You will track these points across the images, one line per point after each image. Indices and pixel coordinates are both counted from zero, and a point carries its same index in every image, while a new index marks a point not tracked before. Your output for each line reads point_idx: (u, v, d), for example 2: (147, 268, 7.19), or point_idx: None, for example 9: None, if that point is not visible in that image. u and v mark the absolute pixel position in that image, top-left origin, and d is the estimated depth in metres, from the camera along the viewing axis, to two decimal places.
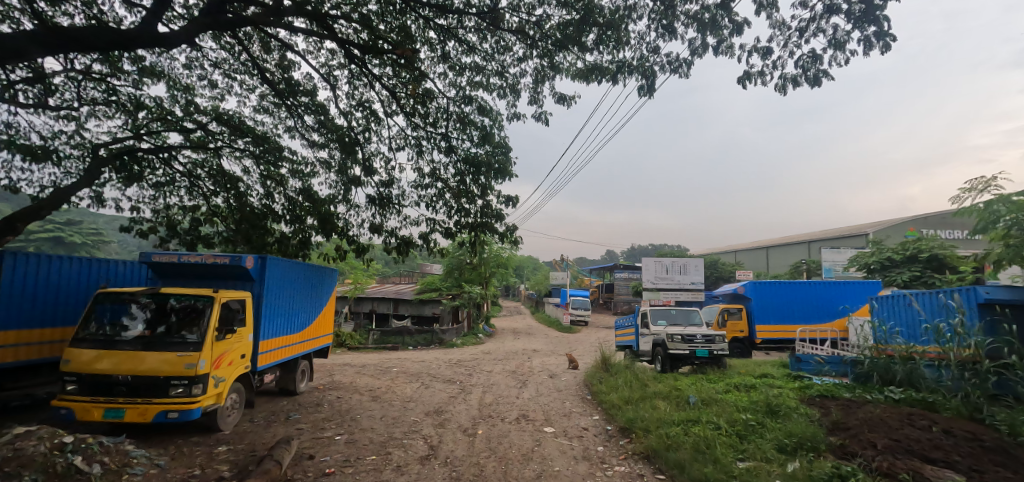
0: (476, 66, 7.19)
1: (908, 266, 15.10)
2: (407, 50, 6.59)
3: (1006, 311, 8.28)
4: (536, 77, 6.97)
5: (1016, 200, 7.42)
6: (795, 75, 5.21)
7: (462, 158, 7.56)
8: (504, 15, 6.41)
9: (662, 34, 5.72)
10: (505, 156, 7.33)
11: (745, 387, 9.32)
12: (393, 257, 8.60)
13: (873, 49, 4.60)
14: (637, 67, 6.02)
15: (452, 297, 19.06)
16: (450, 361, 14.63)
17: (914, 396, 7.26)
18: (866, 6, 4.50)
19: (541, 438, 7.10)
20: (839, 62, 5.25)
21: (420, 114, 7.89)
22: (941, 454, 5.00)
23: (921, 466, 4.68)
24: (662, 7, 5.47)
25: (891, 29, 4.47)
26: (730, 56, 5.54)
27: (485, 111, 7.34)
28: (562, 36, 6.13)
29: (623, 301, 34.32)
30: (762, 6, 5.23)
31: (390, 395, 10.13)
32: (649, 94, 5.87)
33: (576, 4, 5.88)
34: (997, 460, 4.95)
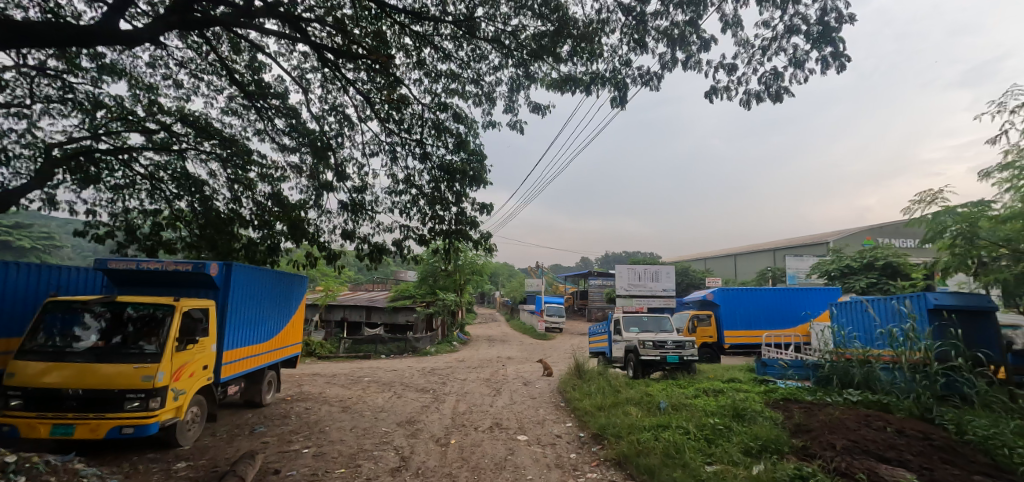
0: (452, 74, 7.22)
1: (864, 274, 15.92)
2: (381, 55, 6.57)
3: (953, 316, 8.87)
4: (512, 85, 7.06)
5: (961, 212, 8.02)
6: (758, 91, 5.46)
7: (438, 165, 7.53)
8: (480, 24, 6.48)
9: (634, 48, 5.91)
10: (481, 163, 7.34)
11: (713, 391, 9.57)
12: (366, 265, 8.44)
13: (830, 68, 4.88)
14: (609, 78, 6.20)
15: (426, 304, 18.82)
16: (423, 369, 14.43)
17: (871, 398, 7.64)
18: (823, 28, 4.78)
19: (514, 446, 7.09)
20: (799, 80, 5.52)
21: (395, 120, 7.84)
22: (895, 453, 5.27)
23: (876, 466, 4.92)
24: (634, 22, 5.65)
25: (845, 50, 4.76)
26: (699, 71, 5.76)
27: (461, 118, 7.35)
28: (538, 46, 6.23)
29: (597, 307, 34.78)
30: (729, 24, 5.47)
31: (361, 406, 9.90)
32: (621, 105, 6.05)
33: (551, 16, 5.99)
34: (945, 457, 5.26)
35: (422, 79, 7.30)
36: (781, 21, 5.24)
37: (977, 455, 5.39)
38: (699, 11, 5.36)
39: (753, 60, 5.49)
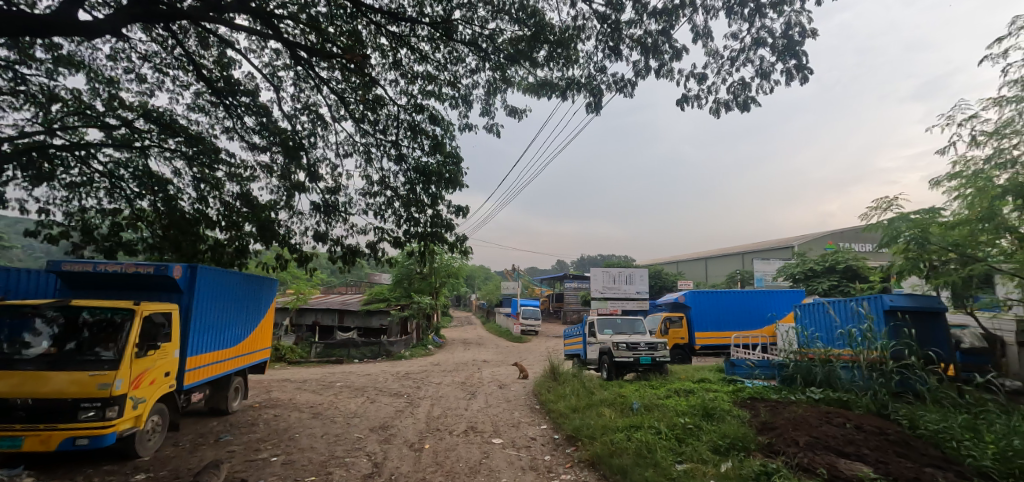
0: (429, 76, 7.18)
1: (827, 277, 16.67)
2: (356, 55, 6.48)
3: (907, 317, 9.39)
4: (489, 89, 7.08)
5: (914, 219, 8.41)
6: (727, 100, 5.67)
7: (413, 167, 7.46)
8: (458, 26, 6.48)
9: (609, 55, 6.03)
10: (457, 166, 7.32)
11: (684, 392, 9.81)
12: (339, 267, 8.27)
13: (794, 80, 5.12)
14: (585, 84, 6.31)
15: (401, 307, 18.58)
16: (398, 373, 14.23)
17: (832, 396, 7.99)
18: (788, 41, 5.01)
19: (489, 450, 7.08)
20: (765, 90, 5.76)
21: (369, 121, 7.74)
22: (853, 448, 5.53)
23: (836, 461, 5.16)
24: (609, 30, 5.77)
25: (808, 63, 5.01)
26: (671, 79, 5.93)
27: (437, 120, 7.31)
28: (515, 51, 6.27)
29: (572, 310, 35.09)
30: (699, 35, 5.66)
31: (333, 411, 9.67)
32: (596, 111, 6.17)
33: (529, 21, 6.04)
34: (899, 451, 5.55)
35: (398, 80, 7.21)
36: (748, 33, 5.46)
37: (929, 449, 5.72)
38: (672, 21, 5.52)
39: (721, 70, 5.69)
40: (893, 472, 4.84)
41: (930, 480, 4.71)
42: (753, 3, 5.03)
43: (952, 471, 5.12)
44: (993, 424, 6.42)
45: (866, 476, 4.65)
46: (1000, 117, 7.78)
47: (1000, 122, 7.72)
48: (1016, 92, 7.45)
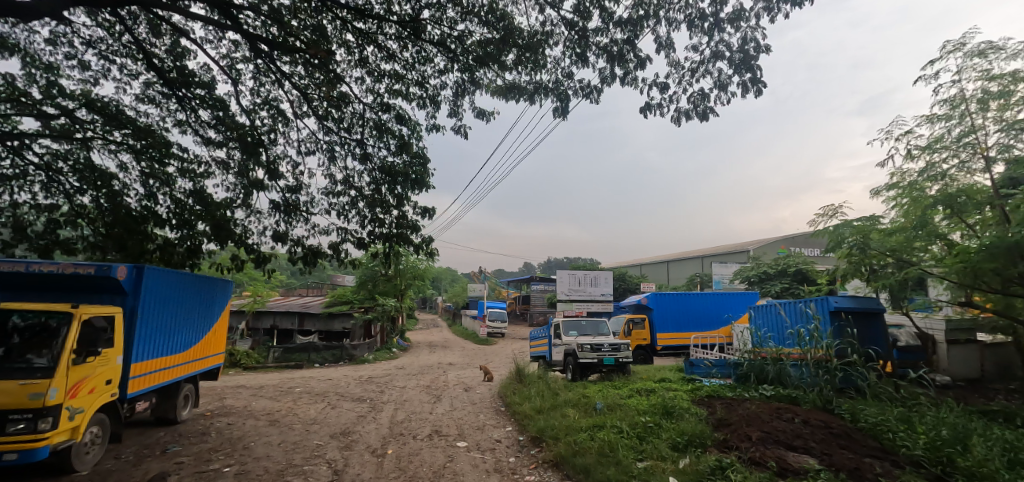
0: (396, 75, 7.06)
1: (779, 279, 17.61)
2: (321, 51, 6.30)
3: (849, 317, 10.05)
4: (457, 90, 7.05)
5: (857, 225, 9.00)
6: (687, 109, 5.90)
7: (379, 166, 7.32)
8: (426, 26, 6.41)
9: (576, 62, 6.15)
10: (424, 167, 7.24)
11: (646, 391, 10.10)
12: (299, 268, 7.98)
13: (749, 92, 5.40)
14: (552, 89, 6.40)
15: (365, 310, 18.16)
16: (360, 377, 13.88)
17: (782, 392, 8.44)
18: (744, 55, 5.28)
19: (453, 453, 7.04)
20: (723, 101, 6.02)
21: (334, 118, 7.50)
22: (801, 441, 5.86)
23: (785, 454, 5.45)
24: (577, 37, 5.89)
25: (762, 77, 5.30)
26: (635, 87, 6.10)
27: (403, 120, 7.21)
28: (483, 53, 6.26)
29: (538, 312, 35.38)
30: (662, 45, 5.86)
31: (291, 418, 9.33)
32: (563, 115, 6.27)
33: (497, 24, 6.05)
34: (841, 443, 5.93)
35: (363, 78, 6.99)
36: (707, 46, 5.71)
37: (868, 440, 6.14)
38: (636, 31, 5.69)
39: (682, 81, 5.92)
40: (836, 463, 5.17)
41: (868, 470, 5.06)
42: (713, 17, 5.26)
43: (888, 461, 5.52)
44: (923, 415, 6.97)
45: (812, 467, 4.94)
46: (931, 133, 8.48)
47: (931, 138, 8.41)
48: (945, 110, 8.14)
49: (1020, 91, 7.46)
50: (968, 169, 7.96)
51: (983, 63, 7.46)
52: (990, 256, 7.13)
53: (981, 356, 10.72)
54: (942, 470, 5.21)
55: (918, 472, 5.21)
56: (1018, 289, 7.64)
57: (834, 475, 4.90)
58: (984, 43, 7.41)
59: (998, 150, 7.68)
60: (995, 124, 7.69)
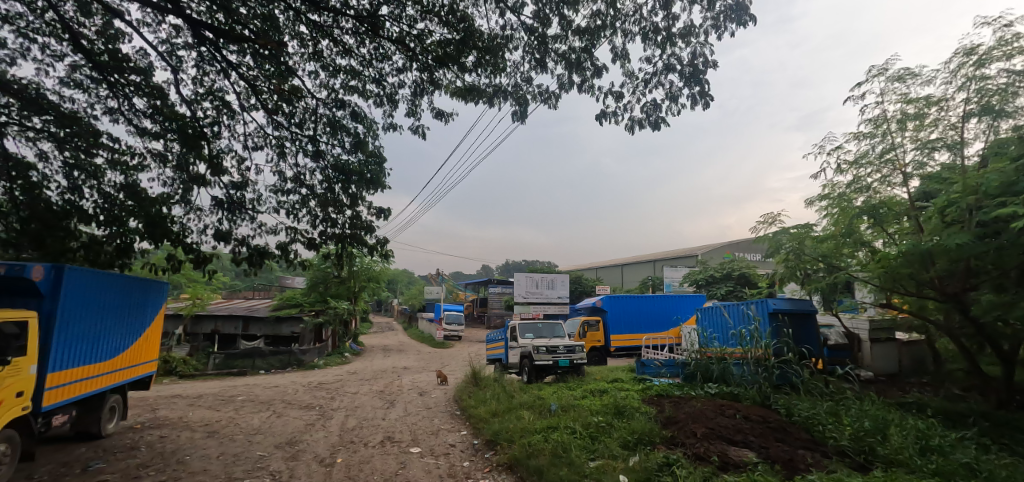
0: (352, 71, 6.70)
1: (725, 282, 18.63)
2: (272, 42, 5.96)
3: (786, 318, 10.76)
4: (416, 89, 6.84)
5: (793, 232, 9.64)
6: (641, 118, 6.12)
7: (332, 164, 7.00)
8: (385, 22, 6.23)
9: (535, 67, 6.19)
10: (380, 166, 7.02)
11: (599, 391, 10.34)
12: (244, 270, 7.46)
13: (697, 105, 5.68)
14: (511, 93, 6.43)
15: (316, 313, 17.42)
16: (309, 384, 13.30)
17: (725, 390, 8.89)
18: (693, 69, 5.54)
19: (406, 459, 6.90)
20: (673, 112, 6.30)
21: (284, 113, 7.02)
22: (742, 436, 6.20)
23: (727, 449, 5.75)
24: (536, 42, 5.90)
25: (710, 91, 5.58)
26: (592, 94, 6.24)
27: (359, 117, 6.80)
28: (442, 53, 6.16)
29: (495, 315, 35.41)
30: (618, 56, 6.04)
31: (232, 428, 8.78)
32: (521, 119, 6.34)
33: (457, 24, 5.95)
34: (778, 436, 6.34)
35: (316, 71, 6.51)
36: (660, 58, 5.94)
37: (801, 433, 6.59)
38: (593, 40, 5.84)
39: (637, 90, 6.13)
40: (772, 456, 5.50)
41: (800, 460, 5.44)
42: (665, 31, 5.48)
43: (818, 452, 5.95)
44: (849, 408, 7.57)
45: (750, 461, 5.25)
46: (858, 149, 9.25)
47: (857, 153, 9.19)
48: (870, 129, 8.93)
49: (931, 114, 8.30)
50: (888, 183, 8.78)
51: (902, 87, 8.29)
52: (906, 261, 7.89)
53: (899, 353, 11.80)
54: (864, 458, 5.69)
55: (844, 461, 5.66)
56: (929, 292, 8.49)
57: (770, 467, 5.23)
58: (902, 69, 8.24)
59: (914, 167, 8.52)
60: (912, 143, 8.52)
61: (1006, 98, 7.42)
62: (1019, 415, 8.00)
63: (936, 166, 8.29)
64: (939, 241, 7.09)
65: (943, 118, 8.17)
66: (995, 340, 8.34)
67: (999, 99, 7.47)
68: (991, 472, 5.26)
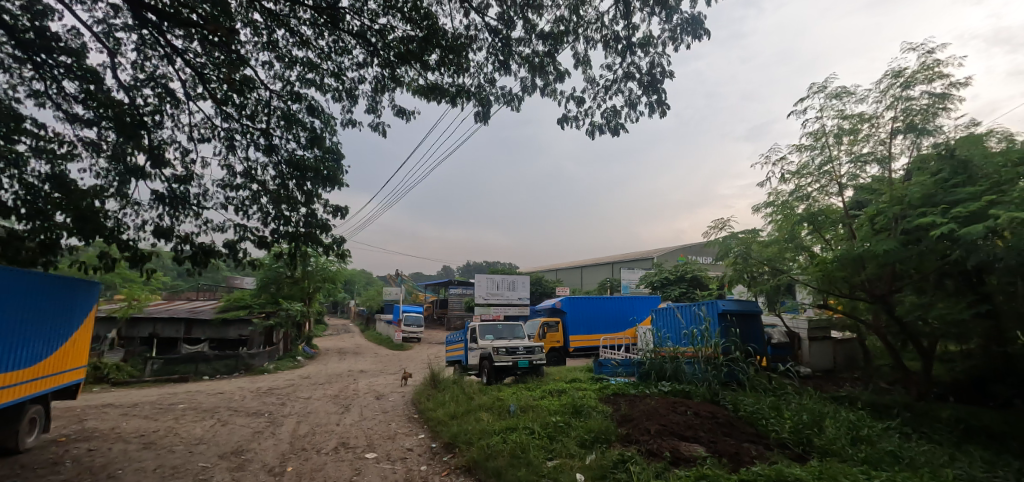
0: (309, 63, 6.27)
1: (678, 284, 19.40)
2: (223, 28, 5.59)
3: (734, 318, 11.32)
4: (376, 86, 6.63)
5: (741, 237, 10.17)
6: (601, 123, 6.25)
7: (286, 160, 6.67)
8: (346, 15, 6.02)
9: (499, 68, 6.14)
10: (337, 163, 6.73)
11: (557, 391, 10.49)
12: (187, 270, 6.93)
13: (655, 112, 5.88)
14: (474, 93, 6.39)
15: (266, 315, 16.63)
16: (258, 390, 12.66)
17: (677, 388, 9.24)
18: (652, 78, 5.75)
19: (361, 465, 6.71)
20: (632, 119, 6.49)
21: (235, 104, 6.62)
22: (692, 431, 6.47)
23: (678, 444, 5.98)
24: (501, 44, 5.85)
25: (666, 100, 5.80)
26: (554, 98, 6.31)
27: (316, 112, 6.43)
28: (404, 50, 6.01)
29: (456, 316, 35.12)
30: (580, 62, 6.12)
31: (171, 439, 8.20)
32: (484, 121, 6.32)
33: (420, 22, 5.82)
34: (726, 431, 6.67)
35: (271, 61, 6.14)
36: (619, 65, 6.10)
37: (746, 427, 6.96)
38: (556, 45, 5.91)
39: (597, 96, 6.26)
40: (720, 450, 5.78)
41: (745, 453, 5.74)
42: (625, 41, 5.63)
43: (762, 444, 6.32)
44: (789, 403, 8.07)
45: (700, 455, 5.48)
46: (799, 160, 9.89)
47: (799, 164, 9.81)
48: (811, 142, 9.56)
49: (864, 129, 9.01)
50: (826, 192, 9.45)
51: (839, 103, 8.96)
52: (841, 265, 8.51)
53: (834, 351, 12.71)
54: (802, 449, 6.08)
55: (784, 452, 6.03)
56: (860, 294, 9.18)
57: (717, 460, 5.48)
58: (839, 87, 8.91)
59: (848, 178, 9.21)
60: (847, 156, 9.20)
61: (928, 118, 8.18)
62: (936, 406, 8.81)
63: (867, 178, 9.01)
64: (869, 247, 7.69)
65: (874, 133, 8.89)
66: (917, 338, 9.11)
67: (922, 118, 8.22)
68: (911, 458, 5.77)
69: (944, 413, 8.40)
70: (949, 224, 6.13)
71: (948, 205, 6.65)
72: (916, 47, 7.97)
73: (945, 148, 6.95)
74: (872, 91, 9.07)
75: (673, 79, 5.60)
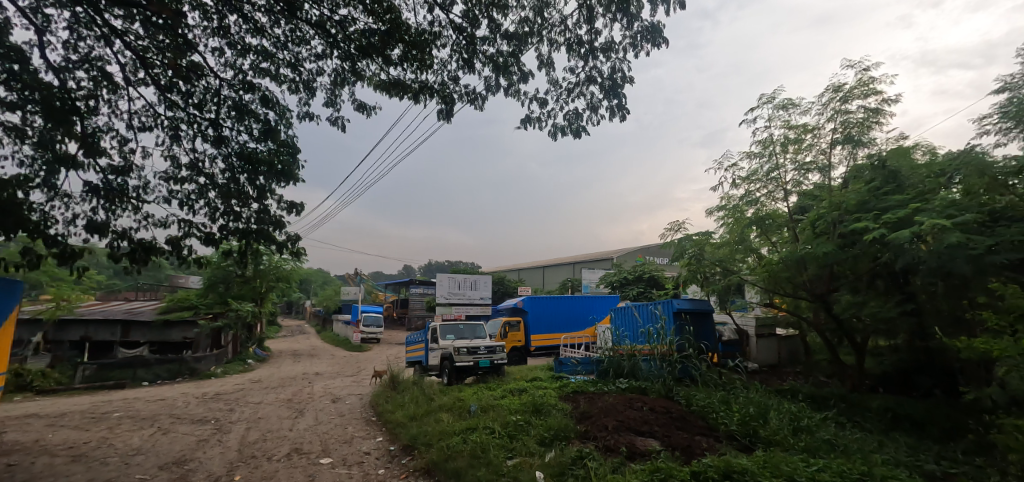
0: (263, 52, 5.95)
1: (637, 284, 20.02)
2: (168, 9, 5.22)
3: (688, 317, 11.80)
4: (335, 79, 6.41)
5: (695, 238, 10.51)
6: (564, 126, 6.33)
7: (237, 153, 6.33)
8: (304, 3, 5.78)
9: (462, 67, 6.07)
10: (292, 158, 6.43)
11: (518, 391, 10.55)
12: (124, 268, 6.40)
13: (615, 116, 6.04)
14: (437, 90, 6.29)
15: (213, 316, 15.89)
16: (203, 395, 11.96)
17: (634, 384, 9.52)
18: (613, 83, 5.89)
19: (315, 471, 6.49)
20: (592, 122, 6.62)
21: (180, 91, 6.20)
22: (647, 426, 6.68)
23: (634, 439, 6.17)
24: (465, 42, 5.79)
25: (626, 105, 5.97)
26: (517, 99, 6.32)
27: (270, 103, 6.13)
28: (366, 43, 5.83)
29: (417, 316, 34.61)
30: (543, 63, 6.16)
31: (103, 450, 7.59)
32: (447, 119, 6.25)
33: (383, 15, 5.67)
34: (679, 425, 6.94)
35: (222, 47, 5.79)
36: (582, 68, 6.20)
37: (698, 420, 7.26)
38: (521, 46, 5.92)
39: (560, 98, 6.33)
40: (673, 443, 6.02)
41: (696, 446, 6.00)
42: (588, 45, 5.74)
43: (712, 437, 6.63)
44: (737, 397, 8.50)
45: (654, 449, 5.69)
46: (749, 167, 10.44)
47: (749, 170, 10.35)
48: (760, 149, 10.10)
49: (808, 139, 9.62)
50: (773, 197, 10.02)
51: (786, 114, 9.54)
52: (785, 265, 9.05)
53: (778, 346, 13.54)
54: (749, 440, 6.43)
55: (732, 444, 6.37)
56: (802, 293, 9.80)
57: (670, 453, 5.70)
58: (786, 98, 9.49)
59: (793, 184, 9.82)
60: (792, 164, 9.79)
61: (863, 130, 8.84)
62: (867, 396, 9.53)
63: (809, 185, 9.64)
64: (811, 249, 8.24)
65: (816, 143, 9.53)
66: (851, 334, 9.82)
67: (858, 130, 8.87)
68: (845, 445, 6.22)
69: (874, 402, 9.10)
70: (880, 229, 6.67)
71: (879, 211, 7.22)
72: (855, 64, 8.61)
73: (877, 159, 7.53)
74: (815, 104, 9.71)
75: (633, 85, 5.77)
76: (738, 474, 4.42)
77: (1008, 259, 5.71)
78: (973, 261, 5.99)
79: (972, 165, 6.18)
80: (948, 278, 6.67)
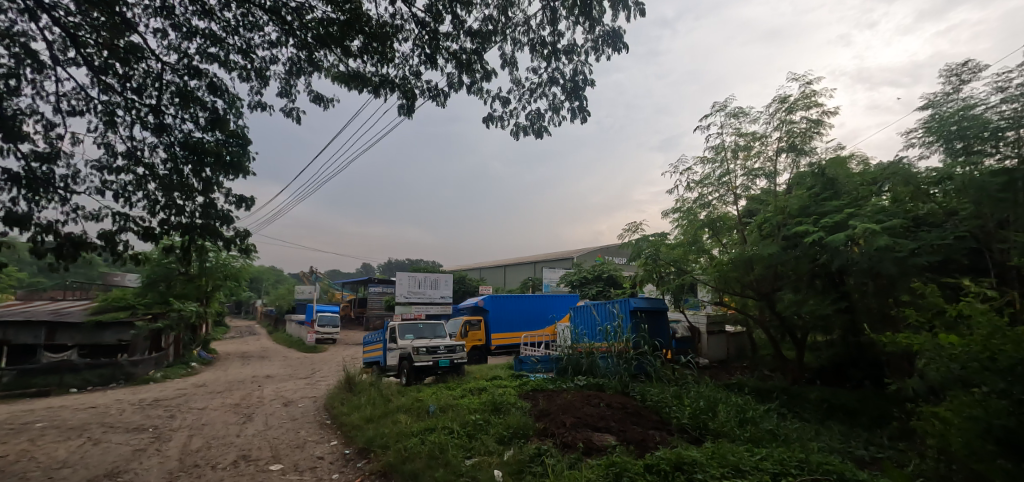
0: (212, 36, 5.62)
1: (596, 283, 20.48)
2: None
3: (643, 315, 12.18)
4: (290, 68, 6.14)
5: (651, 239, 10.85)
6: (526, 126, 6.35)
7: (181, 142, 5.94)
8: None
9: (425, 62, 5.96)
10: (242, 149, 6.10)
11: (478, 390, 10.51)
12: (48, 265, 5.84)
13: (576, 118, 6.15)
14: (398, 84, 6.15)
15: (152, 318, 14.82)
16: (140, 401, 11.16)
17: (592, 381, 9.72)
18: (574, 84, 5.99)
19: (264, 479, 6.20)
20: (554, 123, 6.70)
21: (116, 74, 5.75)
22: (604, 422, 6.84)
23: (591, 435, 6.31)
24: (428, 37, 5.69)
25: (587, 107, 6.09)
26: (480, 97, 6.28)
27: (218, 91, 5.79)
28: (324, 33, 5.61)
29: (375, 315, 33.84)
30: (506, 62, 6.16)
31: (22, 465, 6.93)
32: (409, 114, 6.12)
33: (343, 6, 5.50)
34: (634, 420, 7.17)
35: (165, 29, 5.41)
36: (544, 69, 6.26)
37: (653, 415, 7.52)
38: (484, 43, 5.90)
39: (522, 97, 6.34)
40: (629, 438, 6.20)
41: (650, 440, 6.20)
42: (551, 46, 5.81)
43: (665, 430, 6.89)
44: (689, 392, 8.87)
45: (610, 444, 5.84)
46: (702, 171, 10.91)
47: (703, 175, 10.81)
48: (713, 155, 10.58)
49: (756, 147, 10.18)
50: (724, 201, 10.52)
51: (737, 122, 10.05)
52: (734, 266, 9.52)
53: (727, 343, 14.24)
54: (699, 433, 6.74)
55: (683, 436, 6.65)
56: (749, 292, 10.35)
57: (625, 448, 5.87)
58: (737, 107, 10.00)
59: (742, 189, 10.36)
60: (742, 169, 10.32)
61: (806, 140, 9.47)
62: (806, 388, 10.19)
63: (757, 190, 10.21)
64: (757, 250, 8.71)
65: (764, 150, 10.09)
66: (792, 330, 10.47)
67: (801, 139, 9.49)
68: (786, 435, 6.64)
69: (812, 394, 9.74)
70: (819, 232, 7.16)
71: (818, 216, 7.76)
72: (799, 77, 9.20)
73: (817, 167, 8.07)
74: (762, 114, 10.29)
75: (593, 89, 5.88)
76: (689, 466, 4.59)
77: (928, 260, 6.27)
78: (899, 262, 6.52)
79: (900, 175, 6.75)
80: (878, 278, 7.23)
